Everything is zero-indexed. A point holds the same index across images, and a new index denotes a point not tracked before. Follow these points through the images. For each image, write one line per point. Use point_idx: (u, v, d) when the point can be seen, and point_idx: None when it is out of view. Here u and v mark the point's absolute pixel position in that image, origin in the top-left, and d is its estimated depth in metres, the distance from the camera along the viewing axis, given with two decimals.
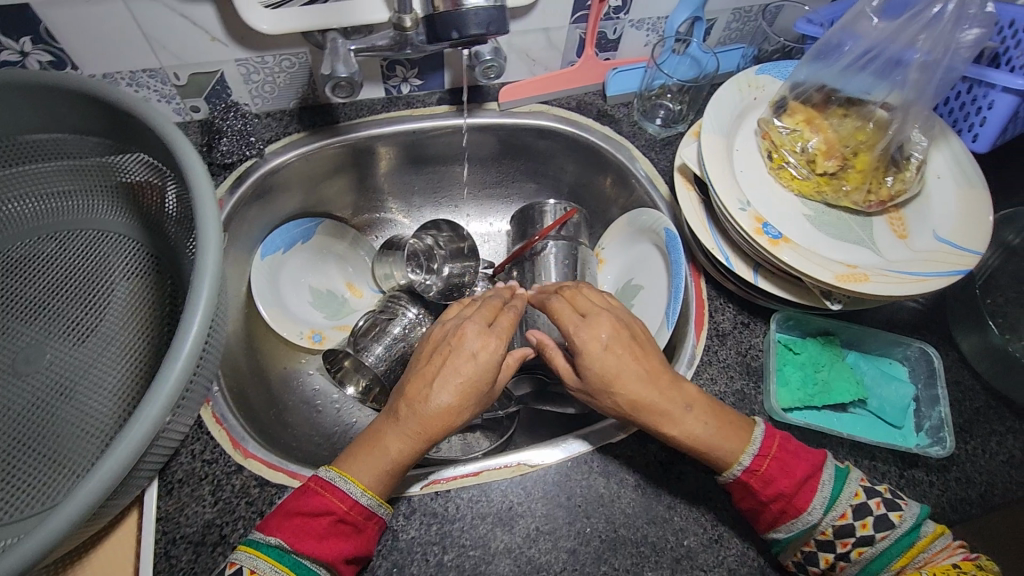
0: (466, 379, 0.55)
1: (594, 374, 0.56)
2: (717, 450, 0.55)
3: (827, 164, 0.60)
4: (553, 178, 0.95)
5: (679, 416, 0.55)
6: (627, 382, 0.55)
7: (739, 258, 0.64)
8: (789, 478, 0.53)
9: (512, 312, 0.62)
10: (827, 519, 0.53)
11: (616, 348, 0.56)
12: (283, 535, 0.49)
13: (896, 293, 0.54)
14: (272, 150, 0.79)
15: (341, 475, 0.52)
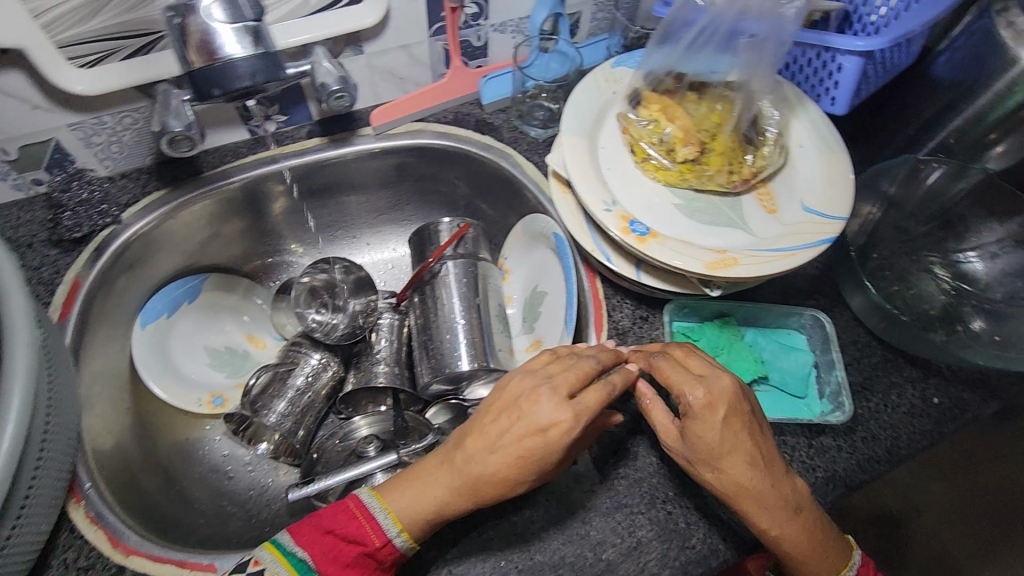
0: (522, 451, 0.51)
1: (701, 445, 0.52)
2: (802, 565, 0.52)
3: (686, 150, 0.59)
4: (447, 193, 0.92)
5: (786, 518, 0.52)
6: (739, 470, 0.51)
7: (620, 257, 0.63)
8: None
9: (601, 388, 0.53)
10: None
11: (736, 430, 0.51)
12: (308, 549, 0.52)
13: (765, 273, 0.54)
14: (130, 214, 0.73)
15: (380, 507, 0.54)
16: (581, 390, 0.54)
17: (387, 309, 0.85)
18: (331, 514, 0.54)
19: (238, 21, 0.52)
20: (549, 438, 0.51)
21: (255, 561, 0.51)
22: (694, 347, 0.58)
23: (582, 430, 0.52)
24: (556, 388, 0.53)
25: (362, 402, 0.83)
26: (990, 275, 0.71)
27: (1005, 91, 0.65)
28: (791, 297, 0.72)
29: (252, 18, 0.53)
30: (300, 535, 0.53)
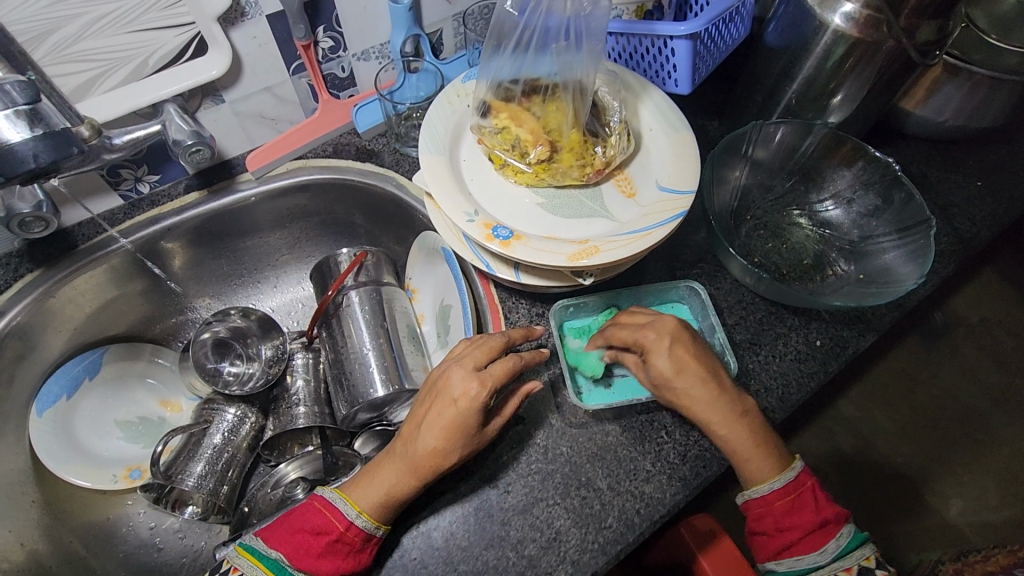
0: (448, 423, 0.56)
1: (655, 373, 0.61)
2: (747, 464, 0.59)
3: (538, 151, 0.62)
4: (344, 224, 0.92)
5: (730, 422, 0.59)
6: (687, 383, 0.60)
7: (498, 262, 0.64)
8: (811, 535, 0.55)
9: (512, 359, 0.59)
10: (834, 566, 0.55)
11: (679, 355, 0.60)
12: (282, 549, 0.54)
13: (623, 256, 0.57)
14: (4, 301, 0.71)
15: (341, 498, 0.56)
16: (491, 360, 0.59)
17: (300, 349, 0.85)
18: (305, 510, 0.56)
19: (6, 106, 0.47)
20: (470, 405, 0.56)
21: (233, 570, 0.53)
22: (638, 306, 0.67)
23: (491, 395, 0.57)
24: (463, 364, 0.58)
25: (288, 446, 0.82)
26: (847, 220, 0.78)
27: (824, 53, 0.70)
28: (677, 270, 0.76)
29: (22, 103, 0.48)
30: (274, 538, 0.55)
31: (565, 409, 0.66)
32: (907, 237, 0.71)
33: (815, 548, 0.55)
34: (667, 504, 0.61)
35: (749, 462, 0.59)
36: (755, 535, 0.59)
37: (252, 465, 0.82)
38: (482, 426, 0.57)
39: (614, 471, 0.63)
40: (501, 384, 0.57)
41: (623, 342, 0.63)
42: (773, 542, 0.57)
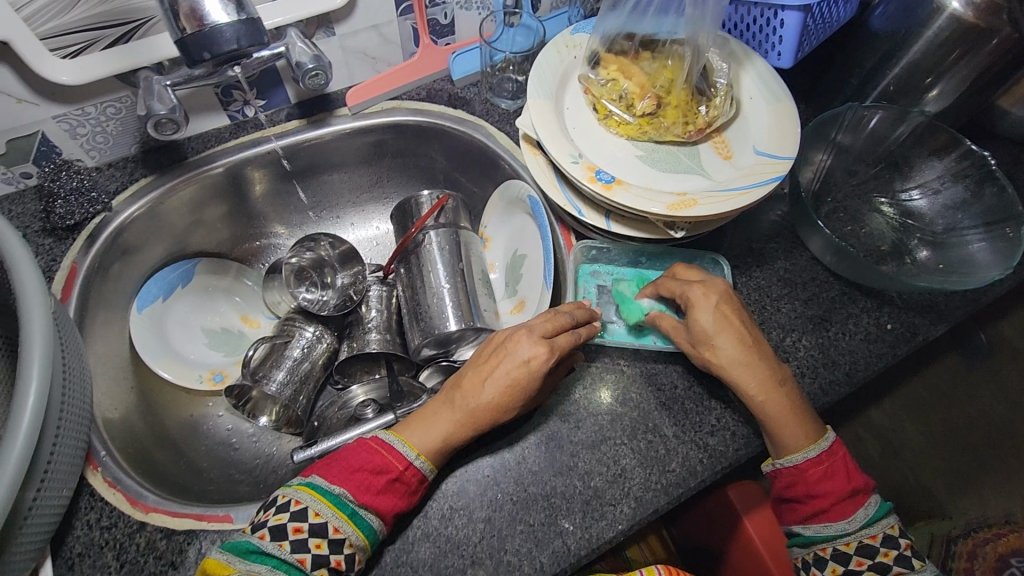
0: (513, 383, 0.57)
1: (696, 330, 0.62)
2: (784, 433, 0.58)
3: (644, 104, 0.65)
4: (426, 168, 0.95)
5: (770, 386, 0.59)
6: (727, 343, 0.60)
7: (589, 209, 0.68)
8: (842, 504, 0.56)
9: (575, 336, 0.60)
10: (860, 534, 0.55)
11: (723, 314, 0.62)
12: (345, 486, 0.53)
13: (720, 211, 0.60)
14: (120, 201, 0.76)
15: (400, 439, 0.56)
16: (554, 329, 0.60)
17: (376, 282, 0.88)
18: (363, 448, 0.56)
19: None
20: (536, 372, 0.58)
21: (297, 503, 0.52)
22: (677, 267, 0.68)
23: (555, 363, 0.59)
24: (532, 330, 0.60)
25: (357, 371, 0.86)
26: (931, 210, 0.78)
27: (933, 38, 0.70)
28: (754, 243, 0.78)
29: None
30: (338, 477, 0.53)
31: (636, 359, 0.69)
32: (995, 230, 0.72)
33: (845, 516, 0.56)
34: (730, 457, 0.64)
35: (784, 429, 0.58)
36: (781, 501, 0.60)
37: (323, 384, 0.87)
38: (539, 390, 0.60)
39: (680, 422, 0.66)
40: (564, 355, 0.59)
41: (669, 293, 0.66)
42: (800, 509, 0.58)
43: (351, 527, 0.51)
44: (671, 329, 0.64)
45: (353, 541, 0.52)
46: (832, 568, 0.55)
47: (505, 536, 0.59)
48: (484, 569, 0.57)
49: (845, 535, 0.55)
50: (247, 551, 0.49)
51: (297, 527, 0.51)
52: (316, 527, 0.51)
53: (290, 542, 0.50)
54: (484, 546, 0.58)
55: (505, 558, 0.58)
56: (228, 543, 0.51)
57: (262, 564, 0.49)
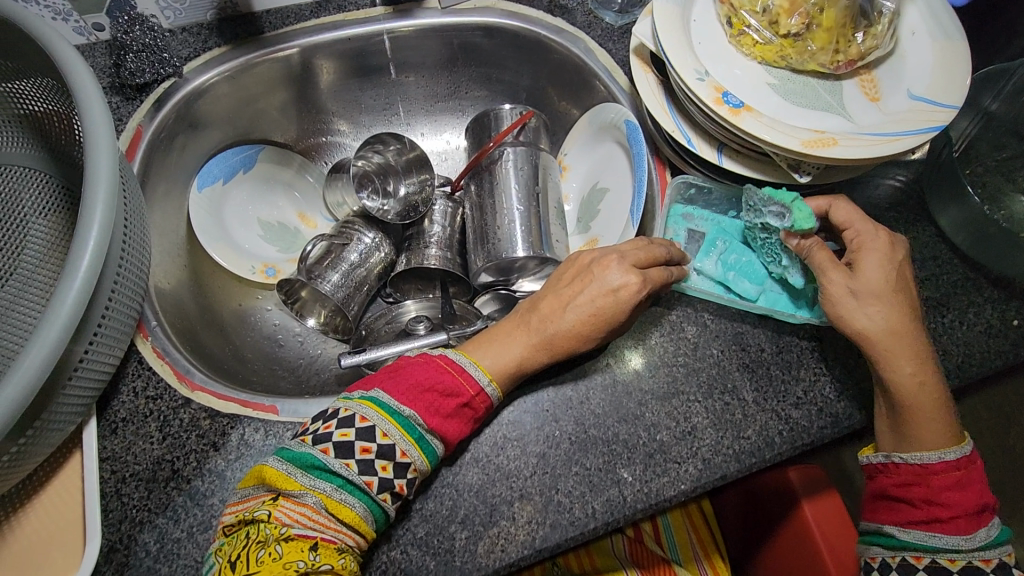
0: (600, 311, 0.55)
1: (860, 280, 0.53)
2: (920, 422, 0.52)
3: (792, 21, 0.56)
4: (510, 83, 0.87)
5: (921, 366, 0.53)
6: (891, 305, 0.53)
7: (700, 139, 0.60)
8: (963, 519, 0.50)
9: (666, 272, 0.57)
10: (974, 554, 0.50)
11: (895, 275, 0.54)
12: (414, 408, 0.49)
13: (865, 156, 0.51)
14: (192, 68, 0.72)
15: (472, 361, 0.52)
16: (648, 261, 0.57)
17: (441, 196, 0.82)
18: (439, 368, 0.51)
19: None
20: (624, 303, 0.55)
21: (363, 420, 0.48)
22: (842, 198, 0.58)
23: (645, 296, 0.55)
24: (623, 256, 0.56)
25: (411, 287, 0.82)
26: None
27: None
28: (871, 209, 0.69)
29: None
30: (411, 399, 0.49)
31: (723, 314, 0.62)
32: None
33: (963, 531, 0.50)
34: (813, 434, 0.58)
35: (931, 421, 0.52)
36: (876, 496, 0.54)
37: (374, 295, 0.83)
38: (623, 323, 0.56)
39: (763, 387, 0.59)
40: (654, 288, 0.56)
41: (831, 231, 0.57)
42: (903, 510, 0.52)
43: (418, 451, 0.48)
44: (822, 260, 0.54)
45: (418, 466, 0.48)
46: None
47: (559, 475, 0.55)
48: (533, 505, 0.53)
49: (956, 551, 0.50)
50: (310, 467, 0.46)
51: (364, 446, 0.47)
52: (384, 449, 0.47)
53: (356, 462, 0.46)
54: (536, 481, 0.54)
55: (556, 498, 0.54)
56: (288, 451, 0.47)
57: (324, 481, 0.46)
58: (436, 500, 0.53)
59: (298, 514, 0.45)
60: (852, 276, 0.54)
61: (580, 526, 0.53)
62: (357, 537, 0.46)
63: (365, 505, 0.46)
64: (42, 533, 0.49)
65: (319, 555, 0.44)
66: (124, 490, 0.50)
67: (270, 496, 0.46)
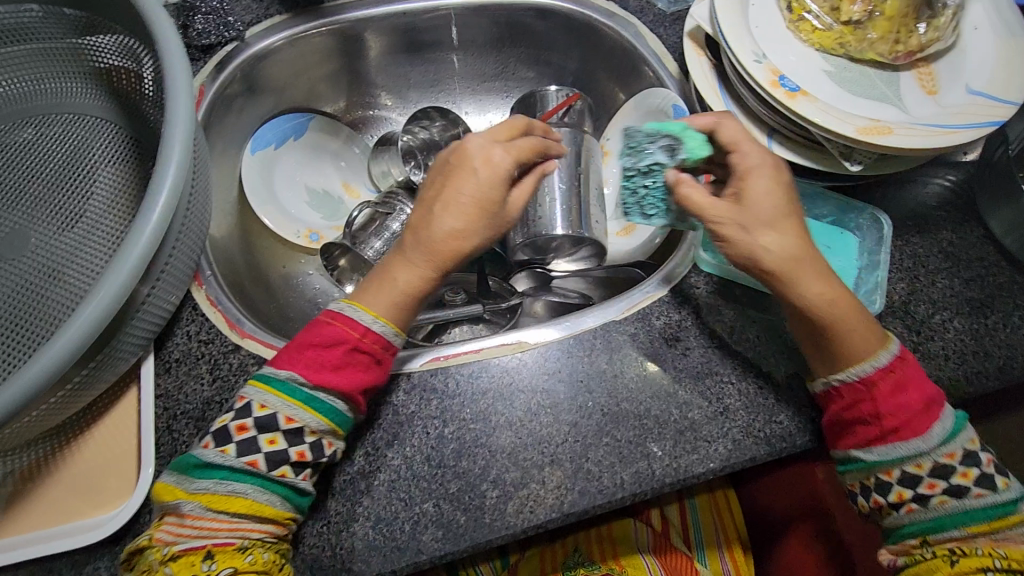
0: (474, 197, 0.52)
1: (763, 212, 0.50)
2: (858, 347, 0.51)
3: (854, 7, 0.57)
4: (556, 65, 0.88)
5: (840, 292, 0.52)
6: (780, 231, 0.50)
7: (751, 124, 0.60)
8: (914, 420, 0.49)
9: (530, 142, 0.56)
10: (936, 453, 0.49)
11: (787, 198, 0.51)
12: (294, 369, 0.49)
13: (919, 146, 0.51)
14: (253, 34, 0.74)
15: (352, 306, 0.51)
16: (514, 140, 0.57)
17: None
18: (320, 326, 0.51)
19: None
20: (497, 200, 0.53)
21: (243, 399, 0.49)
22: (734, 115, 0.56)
23: (512, 167, 0.54)
24: (485, 137, 0.55)
25: None
26: None
27: None
28: (919, 206, 0.68)
29: None
30: (288, 359, 0.49)
31: (761, 300, 0.62)
32: None
33: (920, 434, 0.49)
34: None
35: (853, 331, 0.51)
36: (834, 424, 0.53)
37: None
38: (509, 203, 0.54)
39: (798, 375, 0.59)
40: (522, 158, 0.55)
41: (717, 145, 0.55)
42: (865, 433, 0.51)
43: (309, 414, 0.48)
44: (700, 199, 0.51)
45: (317, 426, 0.48)
46: (896, 494, 0.50)
47: (590, 444, 0.56)
48: (563, 470, 0.54)
49: (918, 457, 0.49)
50: (189, 469, 0.47)
51: (241, 424, 0.48)
52: (264, 421, 0.48)
53: (234, 446, 0.47)
54: (567, 448, 0.55)
55: (586, 466, 0.55)
56: (174, 462, 0.49)
57: (205, 479, 0.46)
58: (469, 459, 0.54)
59: (184, 528, 0.45)
60: (738, 207, 0.51)
61: (609, 494, 0.54)
62: (265, 526, 0.47)
63: (262, 489, 0.47)
64: (98, 460, 0.52)
65: (217, 559, 0.45)
66: (175, 426, 0.53)
67: (159, 520, 0.47)
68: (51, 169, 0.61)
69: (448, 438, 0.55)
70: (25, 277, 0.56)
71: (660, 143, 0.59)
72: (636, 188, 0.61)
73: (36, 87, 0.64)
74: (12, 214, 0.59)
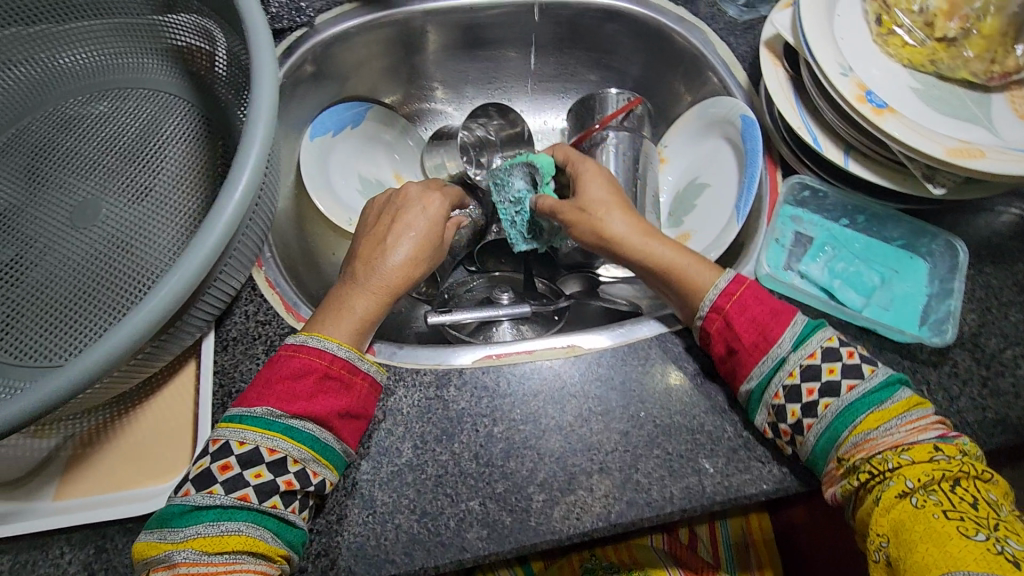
0: (420, 232, 0.61)
1: (587, 196, 0.64)
2: (685, 286, 0.58)
3: (950, 24, 0.55)
4: (617, 68, 0.87)
5: (656, 250, 0.60)
6: (615, 215, 0.62)
7: (827, 139, 0.58)
8: (767, 328, 0.54)
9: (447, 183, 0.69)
10: (795, 358, 0.52)
11: (615, 188, 0.65)
12: (267, 403, 0.48)
13: (1015, 171, 0.48)
14: (323, 20, 0.74)
15: (315, 336, 0.52)
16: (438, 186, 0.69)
17: None
18: (284, 361, 0.51)
19: None
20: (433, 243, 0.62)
21: (215, 442, 0.48)
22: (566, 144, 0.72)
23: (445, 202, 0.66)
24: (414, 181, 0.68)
25: (495, 257, 0.84)
26: None
27: None
28: (994, 235, 0.65)
29: None
30: (259, 396, 0.49)
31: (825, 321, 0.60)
32: None
33: (773, 341, 0.53)
34: None
35: (683, 277, 0.58)
36: (723, 362, 0.56)
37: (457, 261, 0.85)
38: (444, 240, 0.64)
39: None
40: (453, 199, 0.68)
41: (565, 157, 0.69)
42: (740, 358, 0.54)
43: (288, 439, 0.47)
44: (556, 203, 0.66)
45: (299, 454, 0.47)
46: (791, 412, 0.51)
47: (640, 455, 0.55)
48: (611, 479, 0.54)
49: (787, 364, 0.52)
50: (173, 520, 0.45)
51: (222, 463, 0.46)
52: (247, 456, 0.46)
53: (220, 485, 0.46)
54: (617, 457, 0.54)
55: (635, 477, 0.54)
56: (152, 519, 0.47)
57: (193, 524, 0.44)
58: (517, 460, 0.54)
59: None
60: (581, 195, 0.64)
61: (657, 508, 0.53)
62: (261, 562, 0.45)
63: (255, 524, 0.45)
64: (156, 431, 0.53)
65: None
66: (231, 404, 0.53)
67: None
68: (123, 142, 0.62)
69: (497, 437, 0.55)
70: (94, 247, 0.57)
71: (518, 172, 0.72)
72: (512, 219, 0.74)
73: (112, 60, 0.65)
74: (84, 184, 0.60)
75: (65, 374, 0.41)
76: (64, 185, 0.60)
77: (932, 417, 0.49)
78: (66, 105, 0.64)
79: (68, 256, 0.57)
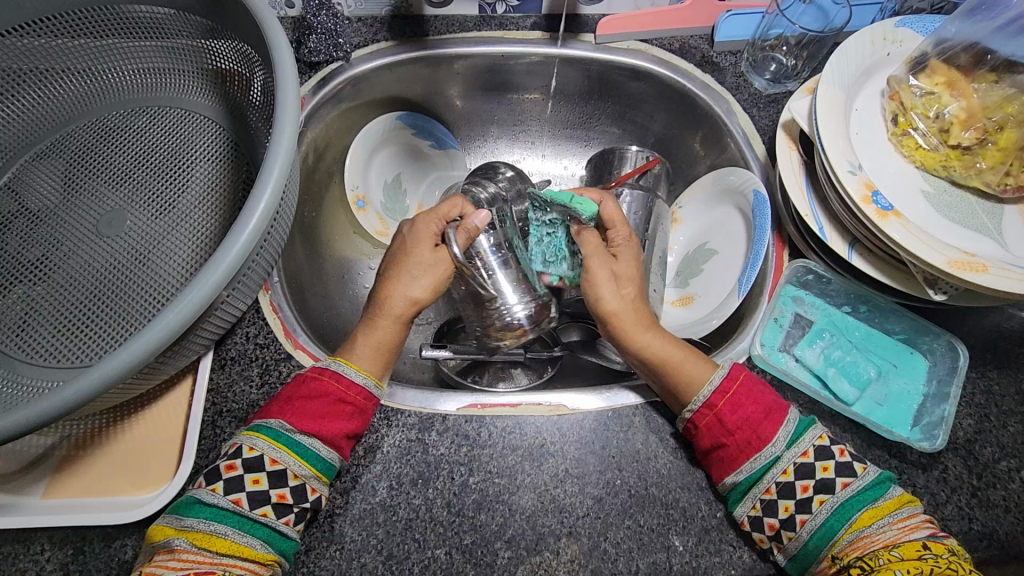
0: (435, 272, 0.62)
1: (609, 264, 0.62)
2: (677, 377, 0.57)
3: (964, 134, 0.56)
4: (640, 125, 0.88)
5: (652, 335, 0.60)
6: (623, 293, 0.62)
7: (834, 229, 0.59)
8: (760, 427, 0.53)
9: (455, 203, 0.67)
10: (789, 455, 0.51)
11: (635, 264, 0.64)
12: (283, 417, 0.51)
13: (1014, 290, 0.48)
14: (359, 56, 0.77)
15: (339, 361, 0.55)
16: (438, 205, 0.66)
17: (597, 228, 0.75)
18: (306, 380, 0.54)
19: None
20: (439, 248, 0.63)
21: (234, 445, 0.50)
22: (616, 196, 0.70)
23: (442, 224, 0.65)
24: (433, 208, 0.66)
25: None
26: None
27: None
28: (1001, 339, 0.64)
29: None
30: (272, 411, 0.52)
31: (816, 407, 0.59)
32: None
33: (766, 440, 0.52)
34: None
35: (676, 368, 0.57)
36: (708, 454, 0.54)
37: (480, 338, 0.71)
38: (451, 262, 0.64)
39: None
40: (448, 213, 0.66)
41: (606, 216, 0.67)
42: (728, 452, 0.53)
43: (290, 454, 0.49)
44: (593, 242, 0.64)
45: (298, 470, 0.49)
46: (782, 507, 0.50)
47: (611, 524, 0.54)
48: (579, 545, 0.53)
49: (779, 462, 0.51)
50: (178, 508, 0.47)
51: (230, 464, 0.48)
52: (252, 461, 0.48)
53: (222, 484, 0.48)
54: (587, 522, 0.54)
55: (603, 545, 0.54)
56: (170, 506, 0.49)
57: (194, 516, 0.46)
58: (488, 513, 0.54)
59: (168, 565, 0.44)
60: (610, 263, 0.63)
61: None
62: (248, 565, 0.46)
63: (242, 531, 0.47)
64: (144, 441, 0.55)
65: None
66: (219, 423, 0.55)
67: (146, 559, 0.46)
68: (155, 158, 0.66)
69: (471, 487, 0.55)
70: (113, 257, 0.60)
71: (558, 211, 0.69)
72: (541, 238, 0.72)
73: (155, 79, 0.69)
74: (114, 194, 0.64)
75: (58, 397, 0.42)
76: (94, 193, 0.64)
77: (919, 514, 0.49)
78: (107, 116, 0.68)
79: (88, 263, 0.60)
